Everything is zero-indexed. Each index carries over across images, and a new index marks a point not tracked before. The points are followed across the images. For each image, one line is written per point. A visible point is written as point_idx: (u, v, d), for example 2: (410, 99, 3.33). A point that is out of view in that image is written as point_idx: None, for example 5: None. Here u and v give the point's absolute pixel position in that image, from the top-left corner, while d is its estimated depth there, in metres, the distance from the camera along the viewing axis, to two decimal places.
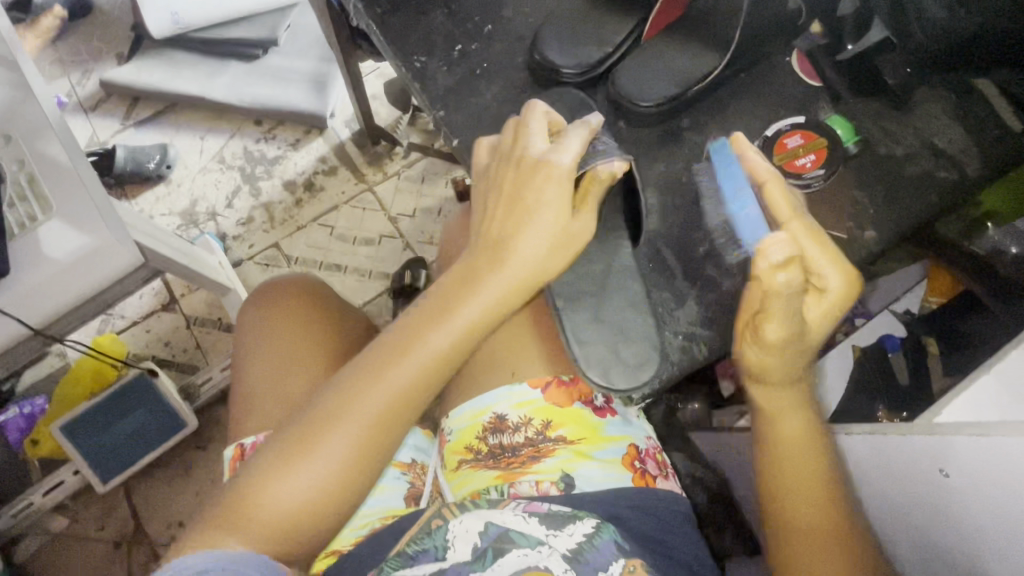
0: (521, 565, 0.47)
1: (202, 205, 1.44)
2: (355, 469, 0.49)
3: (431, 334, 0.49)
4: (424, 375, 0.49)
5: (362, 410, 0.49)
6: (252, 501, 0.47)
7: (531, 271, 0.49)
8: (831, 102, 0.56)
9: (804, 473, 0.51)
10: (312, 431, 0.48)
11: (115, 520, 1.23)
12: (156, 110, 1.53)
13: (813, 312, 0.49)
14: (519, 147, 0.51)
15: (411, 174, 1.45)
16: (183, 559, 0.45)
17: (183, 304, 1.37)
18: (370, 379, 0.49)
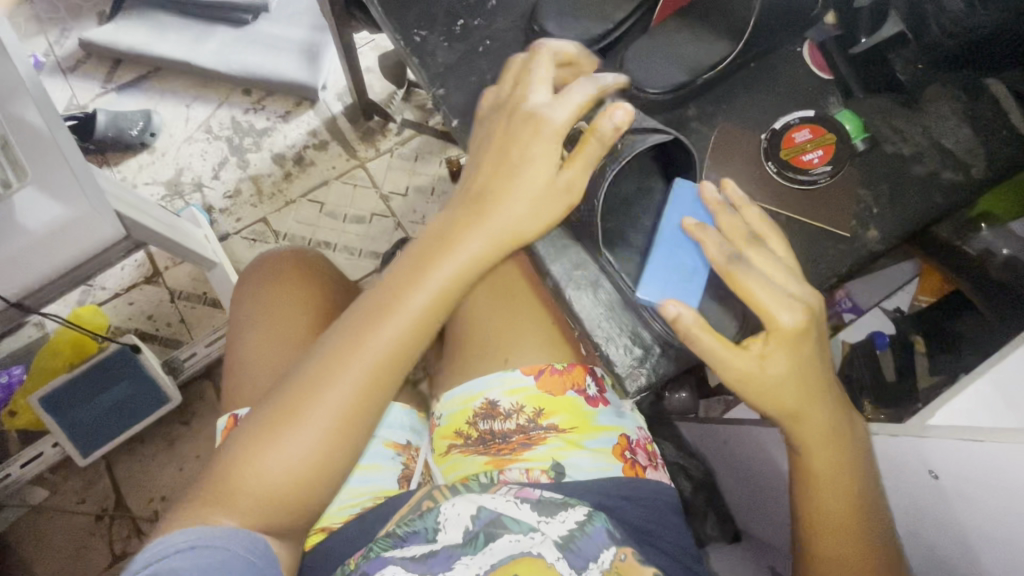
0: (514, 550, 0.47)
1: (187, 175, 1.40)
2: (347, 423, 0.49)
3: (411, 298, 0.49)
4: (405, 339, 0.49)
5: (343, 376, 0.48)
6: (237, 474, 0.47)
7: (517, 221, 0.49)
8: (841, 98, 0.54)
9: (837, 487, 0.49)
10: (293, 402, 0.48)
11: (97, 493, 1.21)
12: (140, 75, 1.47)
13: (769, 353, 0.46)
14: (515, 99, 0.51)
15: (404, 151, 1.41)
16: (162, 540, 0.43)
17: (167, 277, 1.34)
18: (350, 345, 0.49)
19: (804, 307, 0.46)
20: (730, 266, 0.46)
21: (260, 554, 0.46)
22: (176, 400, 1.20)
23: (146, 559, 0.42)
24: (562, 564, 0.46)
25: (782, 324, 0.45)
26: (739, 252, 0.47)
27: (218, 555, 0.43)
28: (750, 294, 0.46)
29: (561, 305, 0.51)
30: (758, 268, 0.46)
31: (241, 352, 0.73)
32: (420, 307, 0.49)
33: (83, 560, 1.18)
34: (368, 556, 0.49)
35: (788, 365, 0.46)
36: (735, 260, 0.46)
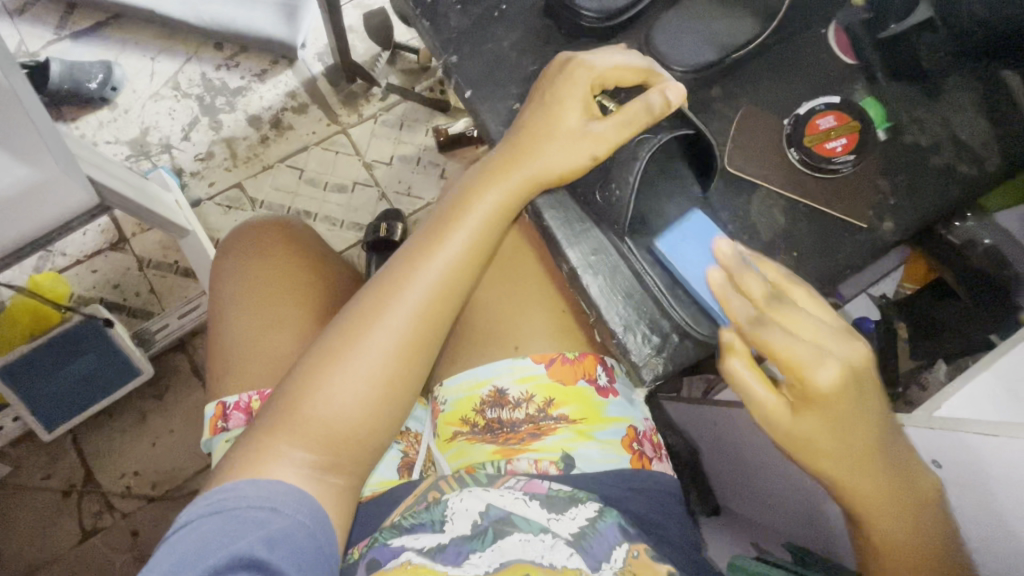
0: (523, 549, 0.47)
1: (153, 135, 1.31)
2: (402, 362, 0.50)
3: (450, 239, 0.52)
4: (449, 279, 0.52)
5: (393, 316, 0.50)
6: (296, 412, 0.48)
7: (553, 168, 0.50)
8: (866, 83, 0.53)
9: (897, 524, 0.47)
10: (345, 342, 0.49)
11: (63, 468, 1.16)
12: (98, 22, 1.35)
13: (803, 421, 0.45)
14: (573, 62, 0.50)
15: (389, 118, 1.35)
16: (237, 484, 0.45)
17: (134, 244, 1.26)
18: (397, 284, 0.51)
19: (837, 366, 0.44)
20: (754, 329, 0.44)
21: (320, 523, 0.46)
22: (147, 372, 1.15)
23: (220, 503, 0.43)
24: (575, 559, 0.47)
25: (818, 385, 0.43)
26: (765, 316, 0.45)
27: (281, 524, 0.43)
28: (781, 359, 0.44)
29: (577, 292, 0.49)
30: (784, 329, 0.45)
31: (230, 335, 0.69)
32: (461, 249, 0.52)
33: (51, 537, 1.14)
34: (374, 542, 0.50)
35: (825, 423, 0.45)
36: (760, 323, 0.44)
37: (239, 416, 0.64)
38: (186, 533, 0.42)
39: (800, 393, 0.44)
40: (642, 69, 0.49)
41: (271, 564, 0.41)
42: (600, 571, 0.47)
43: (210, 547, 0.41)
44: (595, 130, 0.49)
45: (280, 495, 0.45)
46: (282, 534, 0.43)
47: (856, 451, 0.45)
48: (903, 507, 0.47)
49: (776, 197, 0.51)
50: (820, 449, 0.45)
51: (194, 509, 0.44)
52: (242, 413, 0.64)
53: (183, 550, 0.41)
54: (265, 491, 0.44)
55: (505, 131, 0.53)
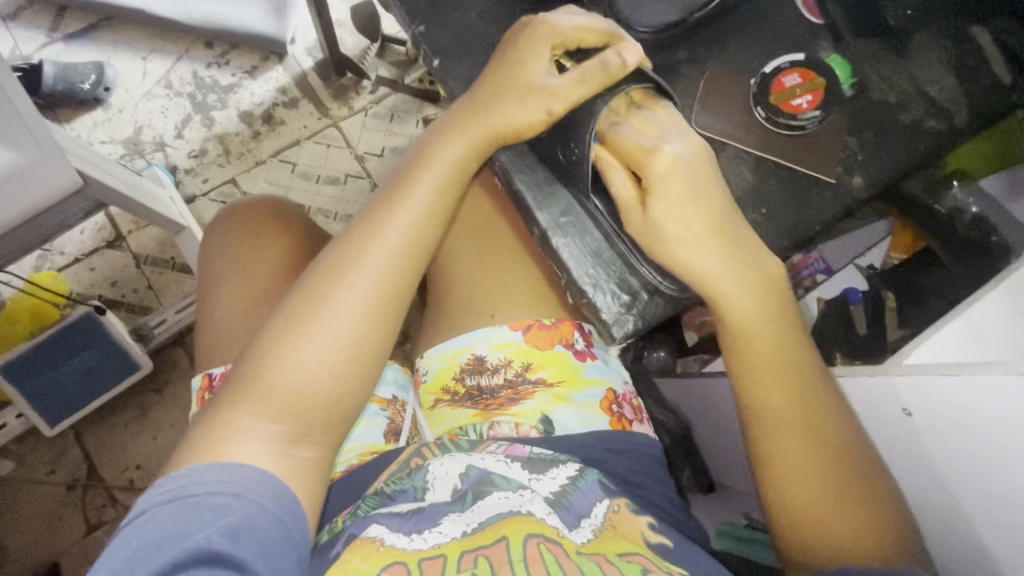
0: (502, 507, 0.47)
1: (147, 133, 1.32)
2: (368, 323, 0.51)
3: (411, 199, 0.53)
4: (412, 239, 0.53)
5: (356, 272, 0.51)
6: (261, 373, 0.49)
7: (507, 125, 0.51)
8: (832, 42, 0.54)
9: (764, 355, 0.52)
10: (308, 302, 0.50)
11: (67, 463, 1.18)
12: (90, 24, 1.37)
13: (655, 207, 0.46)
14: (538, 21, 0.51)
15: (379, 110, 1.36)
16: (196, 469, 0.45)
17: (131, 242, 1.28)
18: (359, 244, 0.52)
19: (675, 152, 0.47)
20: (608, 132, 0.48)
21: (286, 508, 0.46)
22: (146, 368, 1.18)
23: (178, 489, 0.43)
24: (554, 517, 0.47)
25: (654, 171, 0.46)
26: (619, 119, 0.48)
27: (242, 511, 0.43)
28: (625, 153, 0.48)
29: (549, 256, 0.50)
30: (632, 126, 0.48)
31: (214, 312, 0.70)
32: (421, 208, 0.53)
33: (56, 531, 1.15)
34: (356, 515, 0.50)
35: (681, 215, 0.47)
36: (615, 127, 0.48)
37: None
38: (144, 521, 0.42)
39: (649, 179, 0.47)
40: (605, 32, 0.50)
41: (235, 556, 0.41)
42: (579, 527, 0.47)
43: (168, 540, 0.41)
44: (550, 85, 0.50)
45: (241, 483, 0.45)
46: (246, 521, 0.43)
47: (703, 237, 0.47)
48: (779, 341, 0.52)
49: (746, 158, 0.51)
50: (672, 242, 0.47)
51: (151, 496, 0.44)
52: None
53: (137, 543, 0.41)
54: (226, 477, 0.44)
55: (465, 91, 0.54)
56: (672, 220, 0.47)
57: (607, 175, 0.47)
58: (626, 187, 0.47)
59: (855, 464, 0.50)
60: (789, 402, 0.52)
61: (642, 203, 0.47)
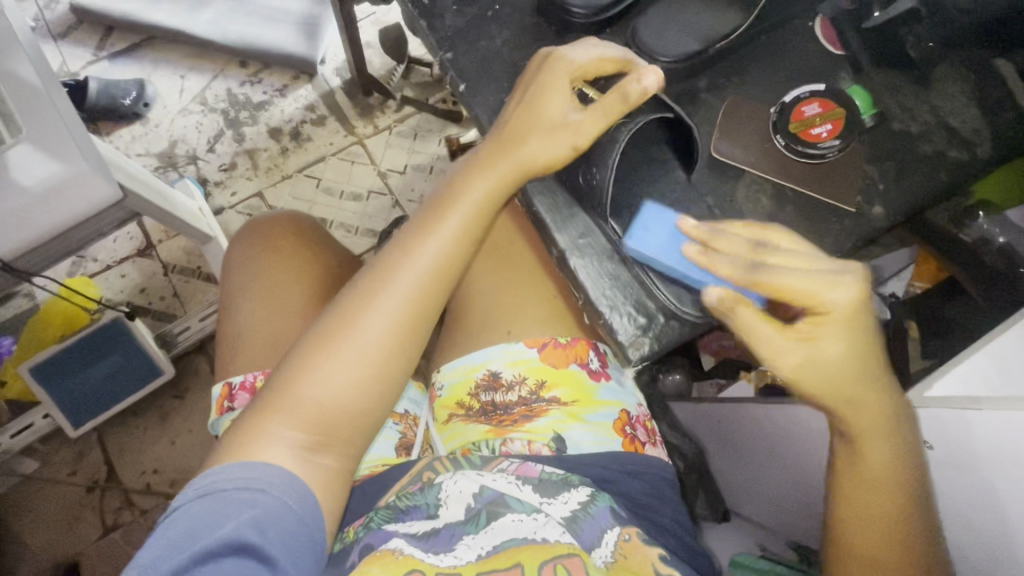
0: (518, 534, 0.47)
1: (181, 147, 1.37)
2: (396, 346, 0.52)
3: (443, 224, 0.54)
4: (441, 264, 0.54)
5: (386, 300, 0.52)
6: (290, 391, 0.50)
7: (535, 157, 0.51)
8: (851, 73, 0.55)
9: (881, 480, 0.49)
10: (340, 323, 0.52)
11: (88, 465, 1.21)
12: (134, 43, 1.44)
13: (831, 341, 0.45)
14: (555, 54, 0.52)
15: (403, 129, 1.40)
16: (226, 466, 0.46)
17: (160, 251, 1.32)
18: (389, 267, 0.53)
19: (855, 287, 0.45)
20: (754, 277, 0.45)
21: (308, 507, 0.47)
22: (168, 372, 1.20)
23: (209, 485, 0.45)
24: (567, 537, 0.48)
25: (836, 305, 0.44)
26: (754, 262, 0.46)
27: (267, 505, 0.45)
28: (790, 293, 0.45)
29: (567, 275, 0.51)
30: (783, 267, 0.45)
31: (238, 324, 0.72)
32: (452, 234, 0.54)
33: (73, 532, 1.18)
34: (369, 526, 0.50)
35: (850, 352, 0.45)
36: (759, 269, 0.45)
37: (244, 395, 0.67)
38: (176, 515, 0.44)
39: (823, 316, 0.45)
40: (621, 61, 0.52)
41: (258, 547, 0.43)
42: (597, 548, 0.48)
43: (197, 528, 0.43)
44: (574, 119, 0.50)
45: (269, 477, 0.46)
46: (268, 516, 0.44)
47: (855, 360, 0.46)
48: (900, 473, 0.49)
49: (762, 184, 0.52)
50: (843, 381, 0.46)
51: (183, 493, 0.45)
52: (248, 392, 0.67)
53: (171, 535, 0.42)
54: (256, 472, 0.46)
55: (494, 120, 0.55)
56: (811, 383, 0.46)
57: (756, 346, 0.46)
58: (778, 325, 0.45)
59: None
60: (882, 497, 0.49)
61: (810, 333, 0.45)
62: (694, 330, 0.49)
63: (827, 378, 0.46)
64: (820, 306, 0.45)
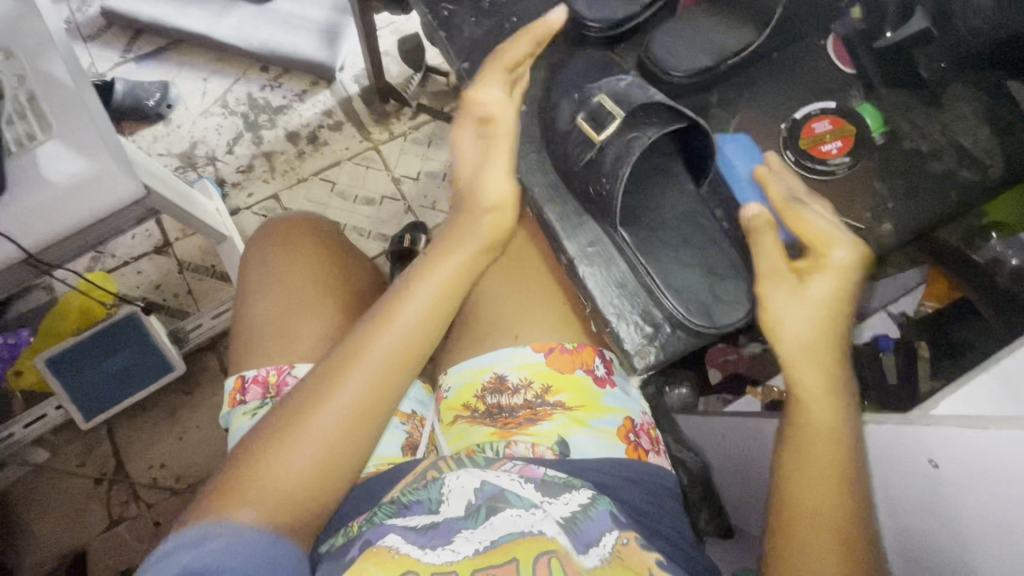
0: (514, 528, 0.47)
1: (201, 148, 1.41)
2: (367, 415, 0.52)
3: (417, 292, 0.55)
4: (416, 333, 0.54)
5: (357, 381, 0.52)
6: (251, 477, 0.48)
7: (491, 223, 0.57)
8: (863, 92, 0.56)
9: (825, 439, 0.50)
10: (313, 392, 0.51)
11: (98, 457, 1.23)
12: (160, 46, 1.48)
13: (819, 286, 0.50)
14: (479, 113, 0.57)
15: (418, 136, 1.42)
16: (187, 529, 0.45)
17: (177, 249, 1.35)
18: (360, 346, 0.53)
19: (854, 246, 0.50)
20: (788, 205, 0.51)
21: (276, 546, 0.45)
22: (179, 368, 1.22)
23: (168, 547, 0.44)
24: (564, 539, 0.47)
25: (834, 258, 0.50)
26: (798, 198, 0.51)
27: (223, 541, 0.44)
28: (807, 230, 0.50)
29: (575, 283, 0.53)
30: (817, 213, 0.51)
31: (251, 318, 0.73)
32: (426, 301, 0.55)
33: (80, 523, 1.19)
34: (373, 520, 0.51)
35: (830, 300, 0.50)
36: (794, 202, 0.51)
37: (257, 389, 0.68)
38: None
39: (822, 262, 0.50)
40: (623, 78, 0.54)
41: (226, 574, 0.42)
42: (589, 553, 0.47)
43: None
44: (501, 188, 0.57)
45: (228, 527, 0.45)
46: (230, 545, 0.44)
47: (822, 318, 0.50)
48: (838, 438, 0.50)
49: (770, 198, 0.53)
50: (806, 339, 0.50)
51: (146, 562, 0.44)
52: (261, 386, 0.68)
53: None
54: (216, 525, 0.44)
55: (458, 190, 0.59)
56: (796, 333, 0.50)
57: (769, 303, 0.50)
58: (781, 260, 0.50)
59: (862, 540, 0.49)
60: (826, 448, 0.50)
61: (800, 276, 0.50)
62: (696, 341, 0.51)
63: (803, 328, 0.50)
64: (822, 253, 0.50)
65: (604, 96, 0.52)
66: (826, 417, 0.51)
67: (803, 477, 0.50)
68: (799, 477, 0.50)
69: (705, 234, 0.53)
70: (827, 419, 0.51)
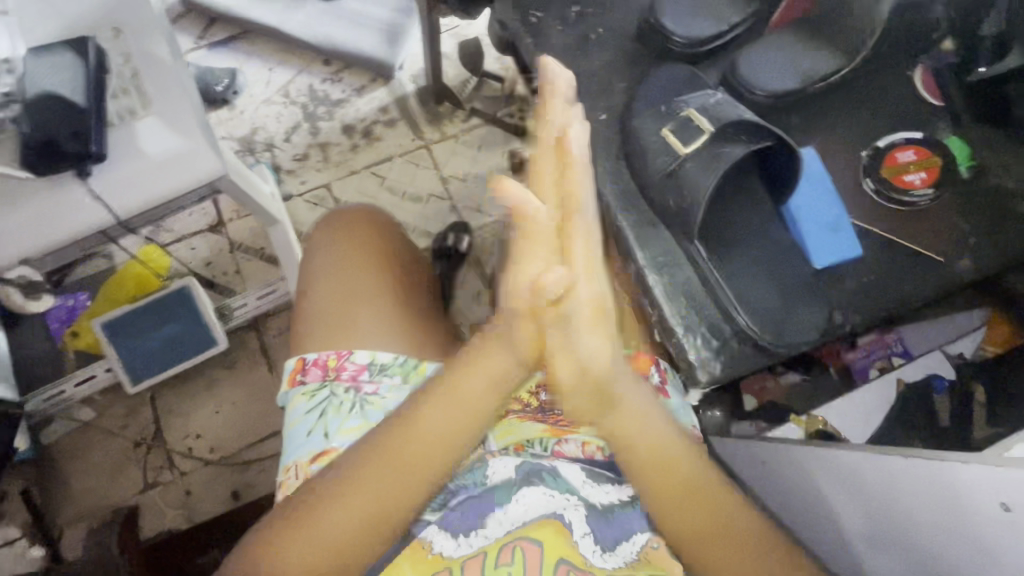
0: (546, 510, 0.54)
1: (261, 134, 1.46)
2: (376, 521, 0.50)
3: (442, 401, 0.53)
4: (443, 443, 0.52)
5: (348, 504, 0.50)
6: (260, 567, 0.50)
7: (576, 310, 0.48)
8: (950, 124, 0.66)
9: (686, 488, 0.52)
10: (324, 493, 0.51)
11: (138, 421, 1.27)
12: (230, 35, 1.54)
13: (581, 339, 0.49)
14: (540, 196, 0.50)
15: (469, 138, 1.44)
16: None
17: (229, 229, 1.39)
18: (380, 453, 0.52)
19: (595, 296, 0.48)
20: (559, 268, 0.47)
21: None
22: (221, 344, 1.25)
23: None
24: (587, 540, 0.54)
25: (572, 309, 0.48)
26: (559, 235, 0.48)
27: None
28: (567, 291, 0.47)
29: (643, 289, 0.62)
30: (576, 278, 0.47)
31: (311, 299, 0.75)
32: (456, 412, 0.53)
33: (116, 483, 1.23)
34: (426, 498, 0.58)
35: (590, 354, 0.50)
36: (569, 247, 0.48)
37: (316, 371, 0.69)
38: None
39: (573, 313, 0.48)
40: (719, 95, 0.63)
41: None
42: (614, 550, 0.55)
43: None
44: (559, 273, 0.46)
45: None
46: None
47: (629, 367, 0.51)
48: (695, 481, 0.52)
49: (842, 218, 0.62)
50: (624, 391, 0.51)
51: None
52: (320, 368, 0.69)
53: None
54: None
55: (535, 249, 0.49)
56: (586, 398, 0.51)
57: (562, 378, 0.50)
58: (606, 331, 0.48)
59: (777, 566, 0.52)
60: (698, 495, 0.52)
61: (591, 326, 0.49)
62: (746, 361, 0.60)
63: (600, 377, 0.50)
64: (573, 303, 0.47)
65: (694, 110, 0.62)
66: (675, 465, 0.52)
67: (694, 531, 0.52)
68: (692, 533, 0.52)
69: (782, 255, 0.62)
70: (678, 463, 0.52)
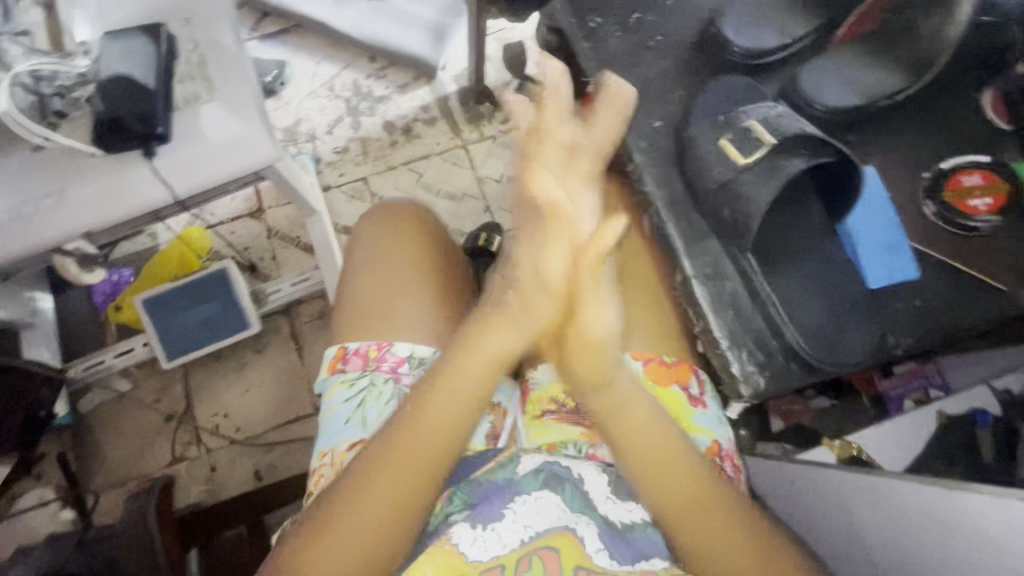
0: (560, 522, 0.56)
1: (304, 125, 1.50)
2: (393, 519, 0.54)
3: (448, 393, 0.56)
4: (448, 431, 0.56)
5: (361, 508, 0.53)
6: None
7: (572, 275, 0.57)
8: (1018, 150, 0.64)
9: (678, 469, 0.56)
10: (338, 507, 0.54)
11: (170, 396, 1.31)
12: (282, 28, 1.59)
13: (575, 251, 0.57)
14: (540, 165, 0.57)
15: (507, 140, 1.46)
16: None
17: (268, 216, 1.43)
18: (381, 462, 0.54)
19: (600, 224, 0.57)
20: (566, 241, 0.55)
21: None
22: (254, 328, 1.29)
23: None
24: (602, 555, 0.55)
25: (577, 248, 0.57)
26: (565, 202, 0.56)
27: None
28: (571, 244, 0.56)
29: (688, 300, 0.62)
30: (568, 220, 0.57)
31: (355, 287, 0.77)
32: (457, 401, 0.56)
33: (145, 455, 1.27)
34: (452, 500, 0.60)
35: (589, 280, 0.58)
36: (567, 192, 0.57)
37: (357, 361, 0.71)
38: None
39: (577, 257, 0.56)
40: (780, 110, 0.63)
41: None
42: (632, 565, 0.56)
43: None
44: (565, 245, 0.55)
45: None
46: None
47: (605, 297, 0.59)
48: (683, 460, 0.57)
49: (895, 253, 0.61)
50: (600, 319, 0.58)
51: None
52: (361, 359, 0.71)
53: None
54: None
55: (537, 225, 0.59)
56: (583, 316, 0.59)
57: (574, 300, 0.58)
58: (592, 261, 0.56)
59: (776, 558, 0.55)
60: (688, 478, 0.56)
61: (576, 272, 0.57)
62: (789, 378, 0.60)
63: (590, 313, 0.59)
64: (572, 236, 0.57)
65: (755, 123, 0.62)
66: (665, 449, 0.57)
67: (688, 510, 0.56)
68: (687, 512, 0.56)
69: (833, 278, 0.63)
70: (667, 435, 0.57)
